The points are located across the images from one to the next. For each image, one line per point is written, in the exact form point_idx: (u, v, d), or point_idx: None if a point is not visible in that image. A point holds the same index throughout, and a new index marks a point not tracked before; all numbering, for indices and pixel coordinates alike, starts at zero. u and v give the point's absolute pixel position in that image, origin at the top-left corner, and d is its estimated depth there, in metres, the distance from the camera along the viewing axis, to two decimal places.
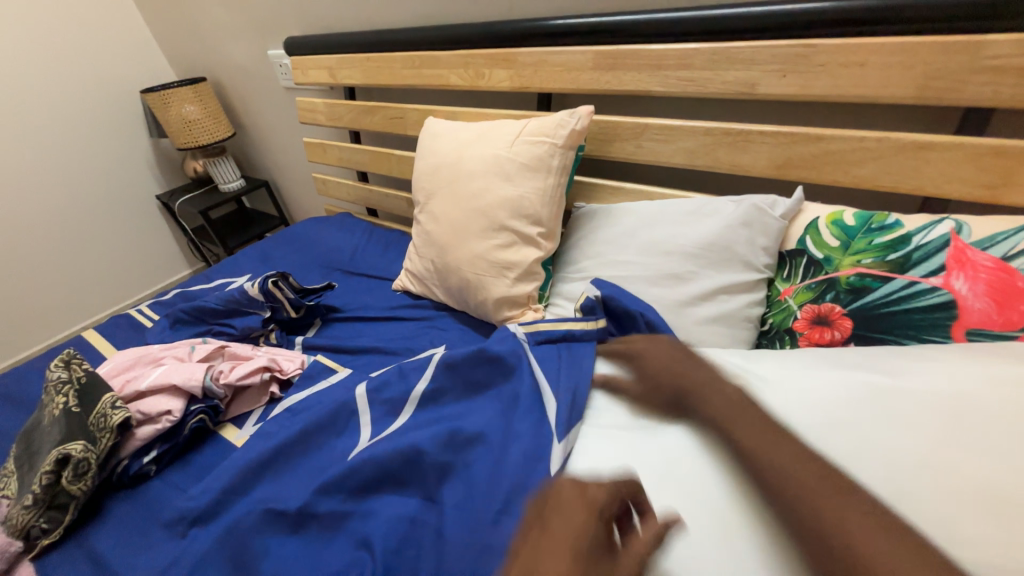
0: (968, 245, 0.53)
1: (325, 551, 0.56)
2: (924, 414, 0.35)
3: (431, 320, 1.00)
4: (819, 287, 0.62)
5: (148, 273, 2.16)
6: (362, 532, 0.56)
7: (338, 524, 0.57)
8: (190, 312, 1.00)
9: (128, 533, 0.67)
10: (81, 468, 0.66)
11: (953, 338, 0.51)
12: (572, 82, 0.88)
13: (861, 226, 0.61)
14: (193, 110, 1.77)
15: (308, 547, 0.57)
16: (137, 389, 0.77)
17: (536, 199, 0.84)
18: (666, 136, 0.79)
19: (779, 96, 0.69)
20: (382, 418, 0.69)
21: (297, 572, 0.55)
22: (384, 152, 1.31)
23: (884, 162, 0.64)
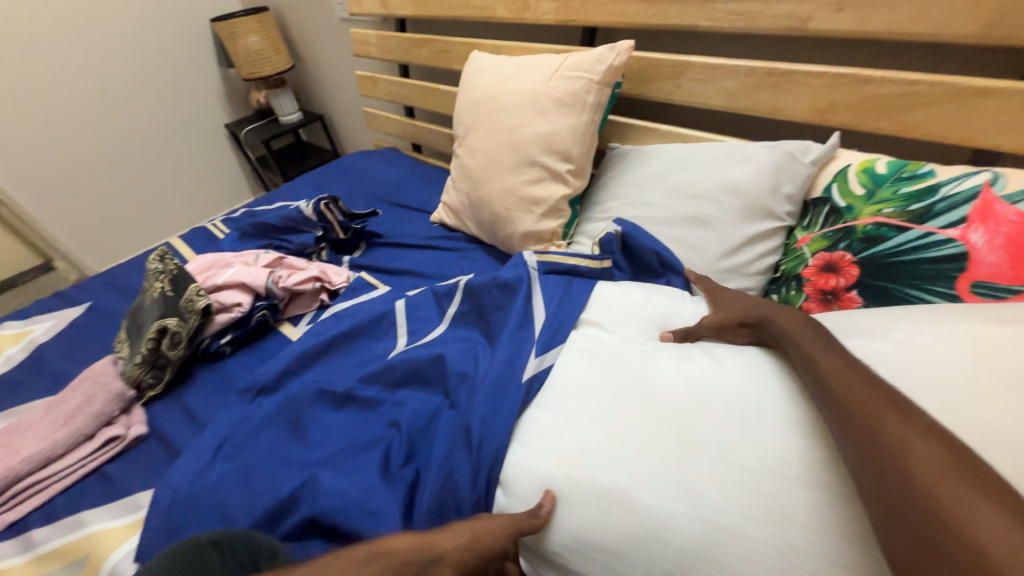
0: (997, 198, 0.52)
1: (362, 422, 0.67)
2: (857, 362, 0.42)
3: (463, 250, 1.08)
4: (836, 235, 0.63)
5: (218, 197, 2.37)
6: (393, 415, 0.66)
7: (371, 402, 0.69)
8: (256, 226, 1.14)
9: (210, 394, 0.84)
10: (176, 338, 0.82)
11: (957, 290, 0.52)
12: (618, 15, 0.86)
13: (890, 175, 0.60)
14: (257, 41, 1.86)
15: (348, 419, 0.69)
16: (215, 283, 0.91)
17: (569, 136, 0.86)
18: (706, 75, 0.78)
19: (831, 33, 0.66)
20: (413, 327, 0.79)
21: (341, 438, 0.66)
22: (430, 87, 1.34)
23: (933, 109, 0.61)
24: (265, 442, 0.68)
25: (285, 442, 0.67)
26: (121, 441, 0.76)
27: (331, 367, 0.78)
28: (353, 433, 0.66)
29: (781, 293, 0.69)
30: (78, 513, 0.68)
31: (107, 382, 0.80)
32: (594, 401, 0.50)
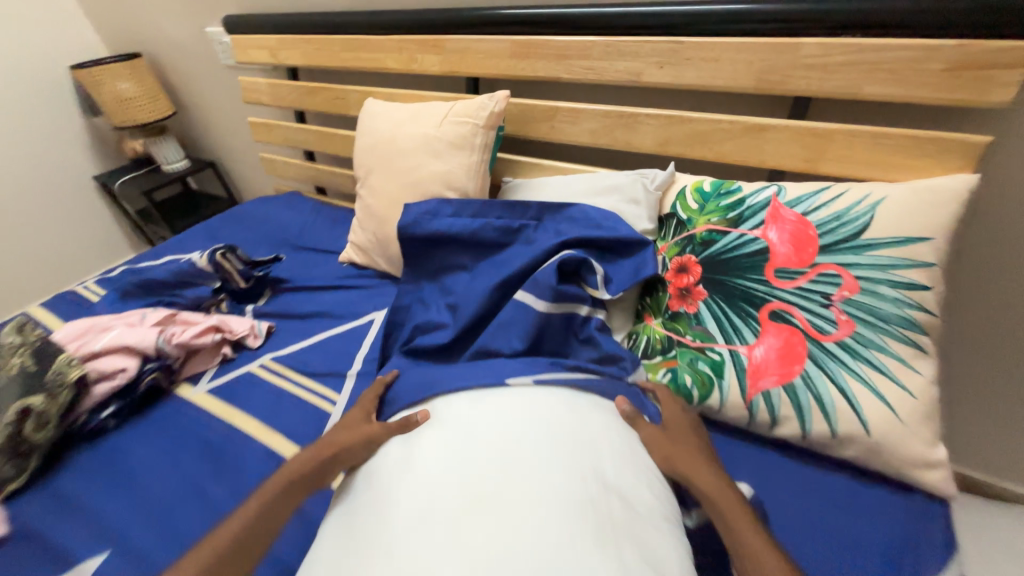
0: (782, 204, 0.69)
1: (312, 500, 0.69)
2: (570, 449, 0.53)
3: (375, 287, 1.09)
4: (683, 242, 0.76)
5: (89, 257, 2.10)
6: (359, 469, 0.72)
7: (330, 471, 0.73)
8: (139, 283, 1.05)
9: (97, 477, 0.74)
10: (42, 419, 0.72)
11: (766, 276, 0.67)
12: (494, 68, 0.98)
13: (714, 192, 0.76)
14: (129, 87, 1.74)
15: None
16: (91, 350, 0.83)
17: (463, 173, 0.94)
18: (573, 118, 0.92)
19: (658, 84, 0.83)
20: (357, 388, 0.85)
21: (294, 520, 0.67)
22: (328, 132, 1.37)
23: (736, 140, 0.79)
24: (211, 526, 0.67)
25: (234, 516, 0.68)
26: None
27: (277, 432, 0.79)
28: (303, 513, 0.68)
29: (652, 297, 0.79)
30: None
31: None
32: (454, 434, 0.57)
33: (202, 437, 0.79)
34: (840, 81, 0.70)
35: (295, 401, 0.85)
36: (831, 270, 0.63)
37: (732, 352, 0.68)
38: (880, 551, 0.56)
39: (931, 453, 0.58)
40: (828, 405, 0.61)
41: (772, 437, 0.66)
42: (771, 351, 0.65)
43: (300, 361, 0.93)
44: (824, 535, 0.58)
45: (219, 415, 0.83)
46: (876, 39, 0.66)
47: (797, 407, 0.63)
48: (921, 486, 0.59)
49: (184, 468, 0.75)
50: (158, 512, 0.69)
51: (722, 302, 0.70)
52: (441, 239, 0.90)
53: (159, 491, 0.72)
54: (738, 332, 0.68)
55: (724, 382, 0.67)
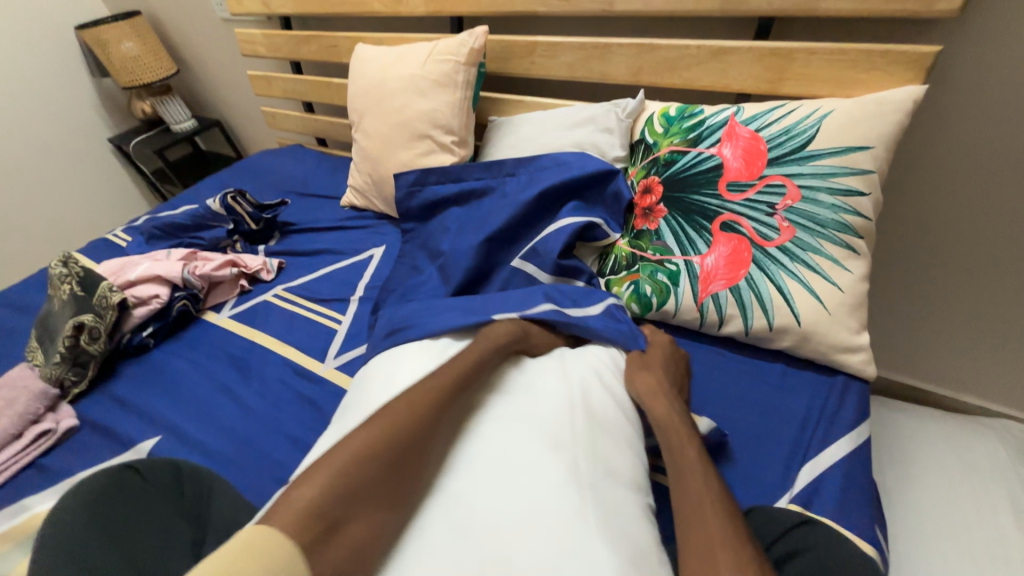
0: (737, 122, 0.74)
1: (322, 397, 0.81)
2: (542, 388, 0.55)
3: (374, 227, 1.18)
4: (648, 165, 0.82)
5: (112, 217, 2.23)
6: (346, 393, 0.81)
7: (338, 374, 0.84)
8: (162, 227, 1.16)
9: (145, 383, 0.88)
10: (94, 334, 0.85)
11: (719, 189, 0.73)
12: (476, 4, 1.01)
13: (678, 115, 0.80)
14: (132, 46, 1.79)
15: (307, 393, 0.82)
16: (127, 280, 0.95)
17: (447, 110, 0.99)
18: (551, 51, 0.95)
19: (629, 12, 0.86)
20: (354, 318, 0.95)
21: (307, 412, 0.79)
22: (323, 81, 1.41)
23: (702, 65, 0.83)
24: (241, 417, 0.80)
25: (260, 409, 0.80)
26: (52, 434, 0.79)
27: (293, 347, 0.91)
28: (316, 406, 0.80)
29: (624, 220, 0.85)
30: (23, 499, 0.72)
31: (26, 385, 0.82)
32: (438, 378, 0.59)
33: (230, 351, 0.92)
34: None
35: (306, 323, 0.96)
36: (776, 180, 0.69)
37: (687, 262, 0.75)
38: (799, 420, 0.65)
39: (853, 340, 0.66)
40: (766, 301, 0.69)
41: (721, 334, 0.74)
42: (720, 258, 0.72)
43: (309, 290, 1.03)
44: (750, 409, 0.67)
45: (242, 334, 0.95)
46: None
47: (740, 305, 0.71)
48: (842, 369, 0.67)
49: (216, 376, 0.88)
50: (198, 408, 0.82)
51: (678, 217, 0.76)
52: (436, 206, 0.99)
53: (197, 392, 0.85)
54: (693, 243, 0.74)
55: (679, 288, 0.75)
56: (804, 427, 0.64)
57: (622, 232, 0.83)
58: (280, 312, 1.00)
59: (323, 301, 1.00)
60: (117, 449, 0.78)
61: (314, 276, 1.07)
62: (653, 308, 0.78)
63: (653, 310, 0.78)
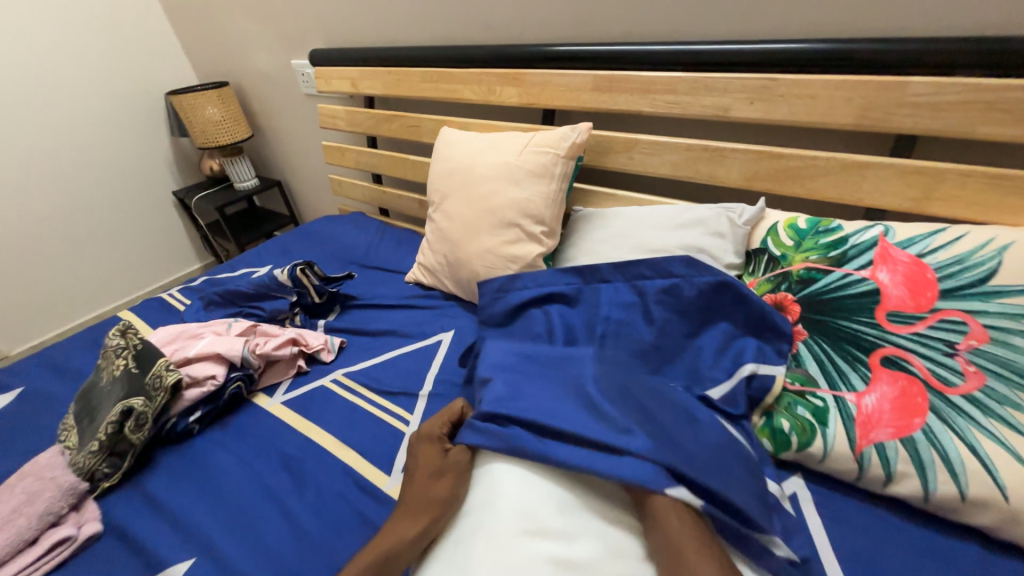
0: (891, 244, 0.66)
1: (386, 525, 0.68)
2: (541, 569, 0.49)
3: (441, 309, 1.11)
4: (777, 279, 0.74)
5: (162, 265, 2.25)
6: None
7: None
8: (223, 294, 1.11)
9: (182, 481, 0.77)
10: (140, 420, 0.76)
11: (877, 318, 0.63)
12: (574, 100, 1.00)
13: (810, 229, 0.73)
14: (215, 112, 1.88)
15: (369, 516, 0.69)
16: (185, 356, 0.88)
17: (541, 202, 0.96)
18: (653, 150, 0.92)
19: (746, 120, 0.83)
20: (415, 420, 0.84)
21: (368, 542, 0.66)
22: (399, 157, 1.43)
23: (831, 177, 0.77)
24: (289, 542, 0.67)
25: (315, 532, 0.68)
26: (72, 542, 0.67)
27: (354, 448, 0.80)
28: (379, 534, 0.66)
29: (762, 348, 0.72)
30: None
31: (54, 476, 0.72)
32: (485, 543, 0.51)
33: (281, 446, 0.81)
34: (953, 119, 0.67)
35: (368, 417, 0.85)
36: (954, 316, 0.59)
37: (838, 398, 0.63)
38: None
39: None
40: (955, 462, 0.56)
41: (885, 494, 0.61)
42: (884, 399, 0.61)
43: (372, 378, 0.94)
44: None
45: (295, 428, 0.85)
46: (994, 79, 0.64)
47: (916, 463, 0.58)
48: None
49: (264, 478, 0.76)
50: (243, 521, 0.70)
51: (824, 343, 0.66)
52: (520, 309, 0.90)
53: (240, 499, 0.73)
54: (846, 377, 0.64)
55: (830, 429, 0.63)
56: None
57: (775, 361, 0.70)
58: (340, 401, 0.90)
59: (389, 390, 0.91)
60: (140, 571, 0.65)
61: (376, 360, 0.99)
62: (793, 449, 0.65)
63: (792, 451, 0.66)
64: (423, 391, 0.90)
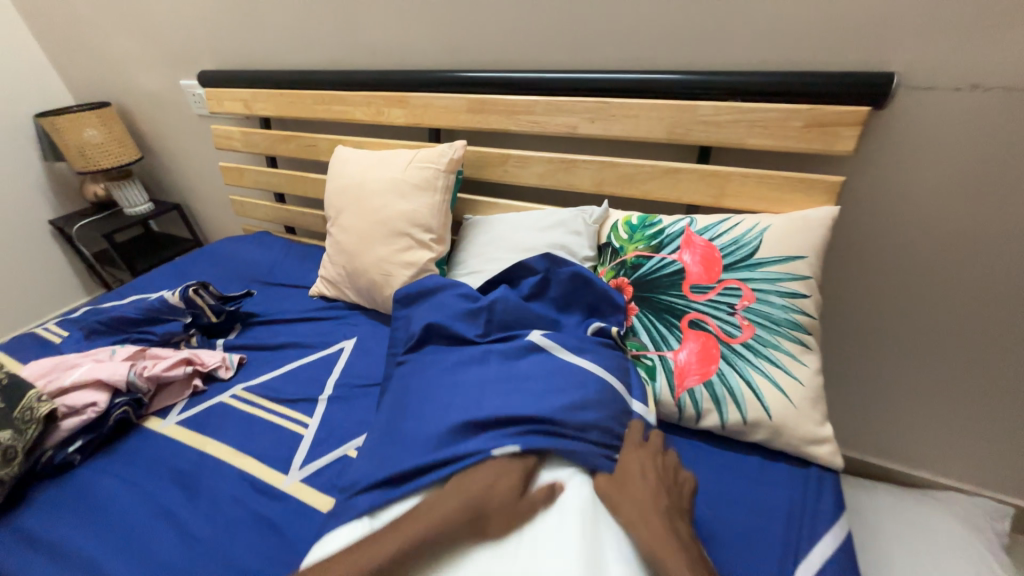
0: (693, 232, 0.84)
1: (283, 517, 0.72)
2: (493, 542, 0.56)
3: (344, 318, 1.16)
4: (617, 266, 0.89)
5: (36, 302, 2.02)
6: (305, 516, 0.72)
7: (308, 482, 0.77)
8: (107, 321, 1.07)
9: (63, 511, 0.75)
10: (8, 454, 0.74)
11: (684, 291, 0.80)
12: (453, 120, 1.12)
13: (639, 224, 0.90)
14: (95, 134, 1.77)
15: (266, 513, 0.73)
16: (60, 386, 0.85)
17: (427, 211, 1.05)
18: (522, 163, 1.06)
19: (591, 136, 0.99)
20: (311, 423, 0.89)
21: (264, 536, 0.70)
22: (299, 175, 1.46)
23: (656, 181, 0.95)
24: (184, 549, 0.69)
25: (212, 535, 0.71)
26: None
27: (253, 455, 0.83)
28: (276, 528, 0.71)
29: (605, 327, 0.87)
30: None
31: None
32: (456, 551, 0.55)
33: (176, 463, 0.82)
34: (730, 134, 0.87)
35: (268, 424, 0.89)
36: (732, 284, 0.77)
37: (661, 357, 0.79)
38: (784, 515, 0.66)
39: (819, 431, 0.70)
40: (738, 395, 0.73)
41: (699, 428, 0.77)
42: (692, 354, 0.77)
43: (272, 389, 0.97)
44: (739, 506, 0.68)
45: (191, 444, 0.86)
46: (752, 104, 0.84)
47: (715, 400, 0.74)
48: (813, 459, 0.71)
49: (156, 497, 0.77)
50: (132, 539, 0.71)
51: (649, 315, 0.82)
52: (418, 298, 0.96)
53: (130, 520, 0.73)
54: (665, 340, 0.79)
55: (656, 383, 0.78)
56: (793, 520, 0.65)
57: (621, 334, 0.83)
58: (238, 414, 0.92)
59: (290, 398, 0.94)
60: None
61: (277, 371, 1.02)
62: None
63: None
64: (324, 394, 0.95)
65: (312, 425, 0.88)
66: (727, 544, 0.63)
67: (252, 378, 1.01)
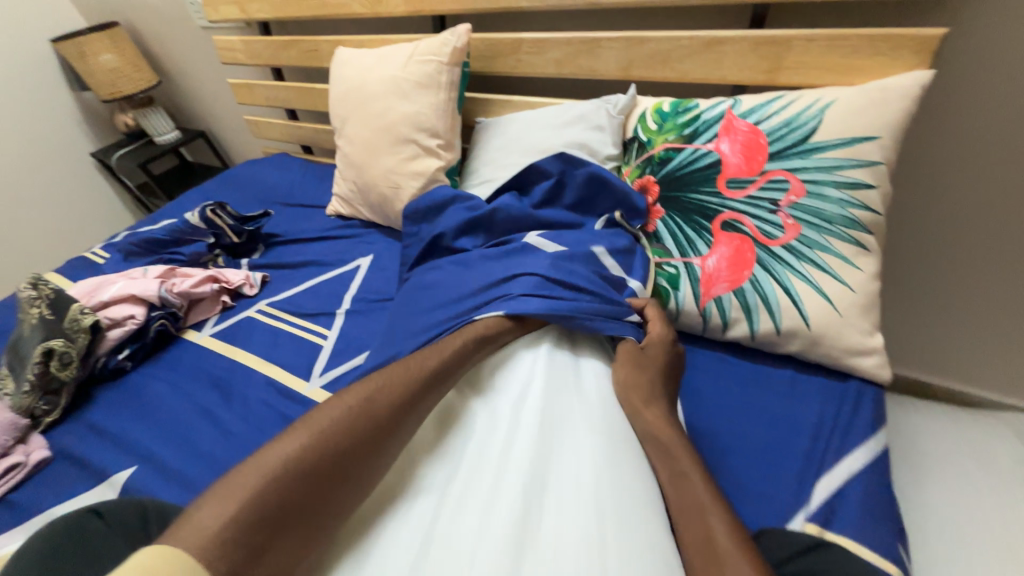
0: (735, 116, 0.70)
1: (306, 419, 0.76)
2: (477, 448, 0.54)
3: (360, 235, 1.14)
4: (643, 163, 0.78)
5: (97, 232, 2.18)
6: None
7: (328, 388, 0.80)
8: (139, 243, 1.11)
9: (121, 409, 0.84)
10: (65, 359, 0.81)
11: (719, 187, 0.69)
12: (457, 2, 0.96)
13: (672, 110, 0.77)
14: (110, 58, 1.73)
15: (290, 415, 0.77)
16: (101, 301, 0.91)
17: (431, 113, 0.95)
18: (537, 48, 0.91)
19: (617, 4, 0.82)
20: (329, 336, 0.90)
21: None
22: (306, 87, 1.37)
23: (695, 57, 0.79)
24: (221, 442, 0.75)
25: (245, 432, 0.76)
26: (21, 468, 0.74)
27: (278, 364, 0.87)
28: None
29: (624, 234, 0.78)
30: None
31: None
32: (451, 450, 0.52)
33: (211, 370, 0.88)
34: None
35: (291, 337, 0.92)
36: (778, 175, 0.65)
37: (687, 264, 0.71)
38: (811, 428, 0.61)
39: (865, 343, 0.62)
40: (772, 303, 0.65)
41: (725, 340, 0.70)
42: (722, 259, 0.68)
43: (294, 305, 0.99)
44: (761, 419, 0.63)
45: (224, 354, 0.91)
46: None
47: (745, 308, 0.67)
48: (855, 373, 0.64)
49: (196, 399, 0.83)
50: (179, 433, 0.78)
51: (676, 217, 0.72)
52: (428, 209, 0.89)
53: (176, 417, 0.81)
54: (693, 245, 0.70)
55: (679, 291, 0.71)
56: (820, 434, 0.61)
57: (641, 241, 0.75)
58: (264, 328, 0.95)
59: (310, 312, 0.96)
60: (90, 481, 0.73)
61: (298, 288, 1.04)
62: None
63: None
64: (342, 309, 0.96)
65: (329, 338, 0.90)
66: (741, 454, 0.60)
67: (275, 294, 1.04)
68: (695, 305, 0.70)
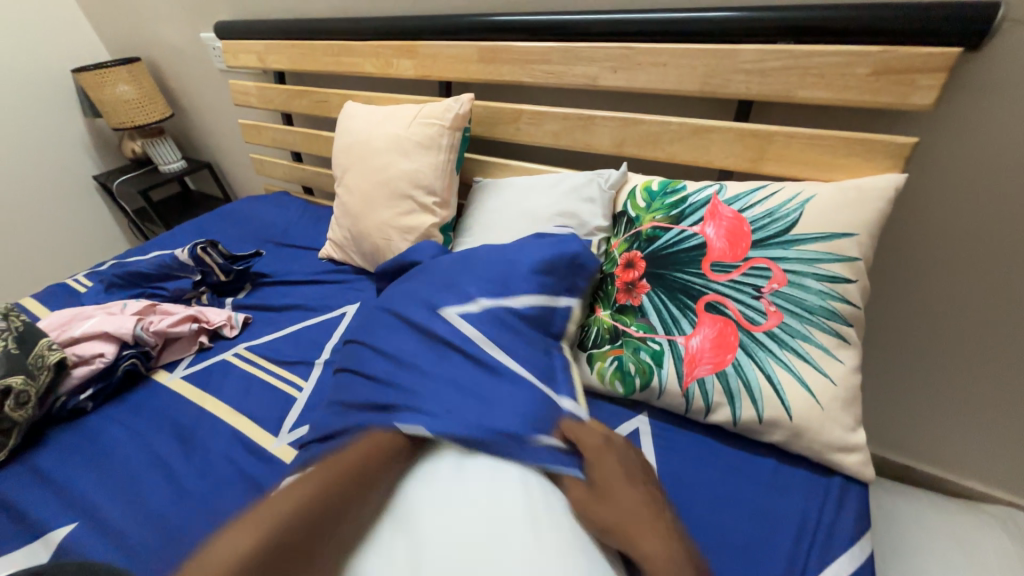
0: (720, 202, 0.72)
1: (268, 479, 0.72)
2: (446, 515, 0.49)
3: (349, 282, 1.14)
4: (632, 238, 0.79)
5: (87, 253, 2.16)
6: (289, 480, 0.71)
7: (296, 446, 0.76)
8: (124, 275, 1.10)
9: (72, 455, 0.79)
10: (21, 398, 0.77)
11: (703, 269, 0.70)
12: (464, 72, 1.02)
13: (660, 190, 0.79)
14: (128, 90, 1.79)
15: (251, 474, 0.73)
16: (71, 336, 0.89)
17: (430, 172, 0.98)
18: (535, 120, 0.96)
19: (612, 88, 0.87)
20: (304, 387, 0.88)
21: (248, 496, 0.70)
22: (313, 133, 1.42)
23: (684, 142, 0.83)
24: (174, 501, 0.70)
25: (202, 490, 0.72)
26: None
27: (246, 415, 0.83)
28: (259, 489, 0.71)
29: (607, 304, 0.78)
30: None
31: None
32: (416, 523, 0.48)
33: (175, 417, 0.84)
34: (775, 84, 0.73)
35: (265, 385, 0.89)
36: (761, 263, 0.67)
37: (671, 342, 0.70)
38: (794, 527, 0.59)
39: (849, 438, 0.61)
40: (755, 389, 0.64)
41: (707, 423, 0.69)
42: (706, 340, 0.68)
43: (273, 351, 0.97)
44: (743, 514, 0.60)
45: (193, 400, 0.87)
46: (808, 46, 0.70)
47: (727, 393, 0.66)
48: (839, 468, 0.62)
49: (154, 449, 0.79)
50: (130, 486, 0.73)
51: (662, 295, 0.72)
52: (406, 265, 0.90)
53: (130, 468, 0.76)
54: (677, 323, 0.70)
55: (663, 370, 0.70)
56: (804, 535, 0.58)
57: (625, 313, 0.75)
58: (238, 373, 0.92)
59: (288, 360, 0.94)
60: (22, 538, 0.67)
61: (280, 333, 1.02)
62: (636, 390, 0.72)
63: (637, 391, 0.72)
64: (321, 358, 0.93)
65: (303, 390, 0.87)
66: (722, 552, 0.57)
67: (255, 338, 1.01)
68: (678, 385, 0.69)
